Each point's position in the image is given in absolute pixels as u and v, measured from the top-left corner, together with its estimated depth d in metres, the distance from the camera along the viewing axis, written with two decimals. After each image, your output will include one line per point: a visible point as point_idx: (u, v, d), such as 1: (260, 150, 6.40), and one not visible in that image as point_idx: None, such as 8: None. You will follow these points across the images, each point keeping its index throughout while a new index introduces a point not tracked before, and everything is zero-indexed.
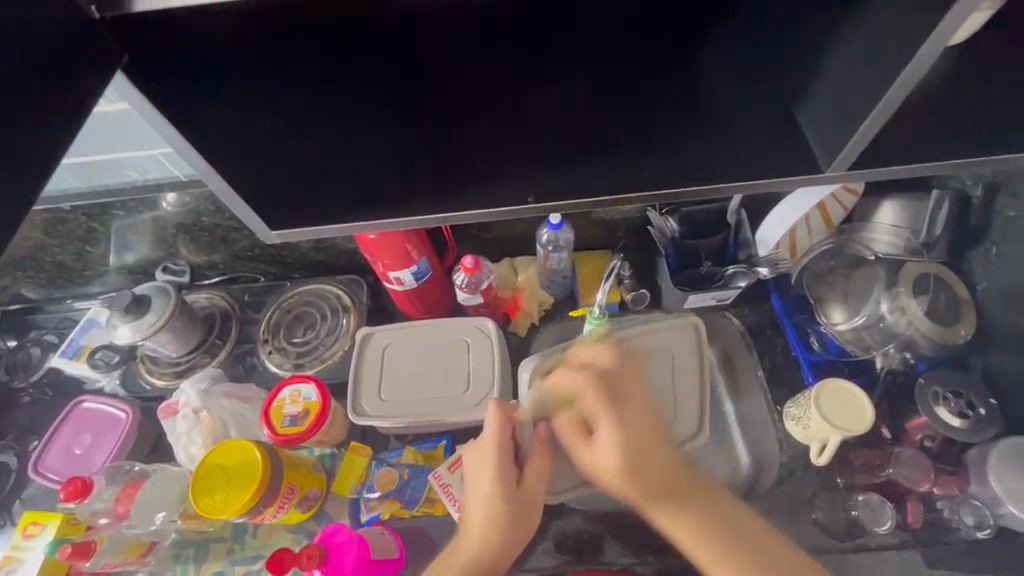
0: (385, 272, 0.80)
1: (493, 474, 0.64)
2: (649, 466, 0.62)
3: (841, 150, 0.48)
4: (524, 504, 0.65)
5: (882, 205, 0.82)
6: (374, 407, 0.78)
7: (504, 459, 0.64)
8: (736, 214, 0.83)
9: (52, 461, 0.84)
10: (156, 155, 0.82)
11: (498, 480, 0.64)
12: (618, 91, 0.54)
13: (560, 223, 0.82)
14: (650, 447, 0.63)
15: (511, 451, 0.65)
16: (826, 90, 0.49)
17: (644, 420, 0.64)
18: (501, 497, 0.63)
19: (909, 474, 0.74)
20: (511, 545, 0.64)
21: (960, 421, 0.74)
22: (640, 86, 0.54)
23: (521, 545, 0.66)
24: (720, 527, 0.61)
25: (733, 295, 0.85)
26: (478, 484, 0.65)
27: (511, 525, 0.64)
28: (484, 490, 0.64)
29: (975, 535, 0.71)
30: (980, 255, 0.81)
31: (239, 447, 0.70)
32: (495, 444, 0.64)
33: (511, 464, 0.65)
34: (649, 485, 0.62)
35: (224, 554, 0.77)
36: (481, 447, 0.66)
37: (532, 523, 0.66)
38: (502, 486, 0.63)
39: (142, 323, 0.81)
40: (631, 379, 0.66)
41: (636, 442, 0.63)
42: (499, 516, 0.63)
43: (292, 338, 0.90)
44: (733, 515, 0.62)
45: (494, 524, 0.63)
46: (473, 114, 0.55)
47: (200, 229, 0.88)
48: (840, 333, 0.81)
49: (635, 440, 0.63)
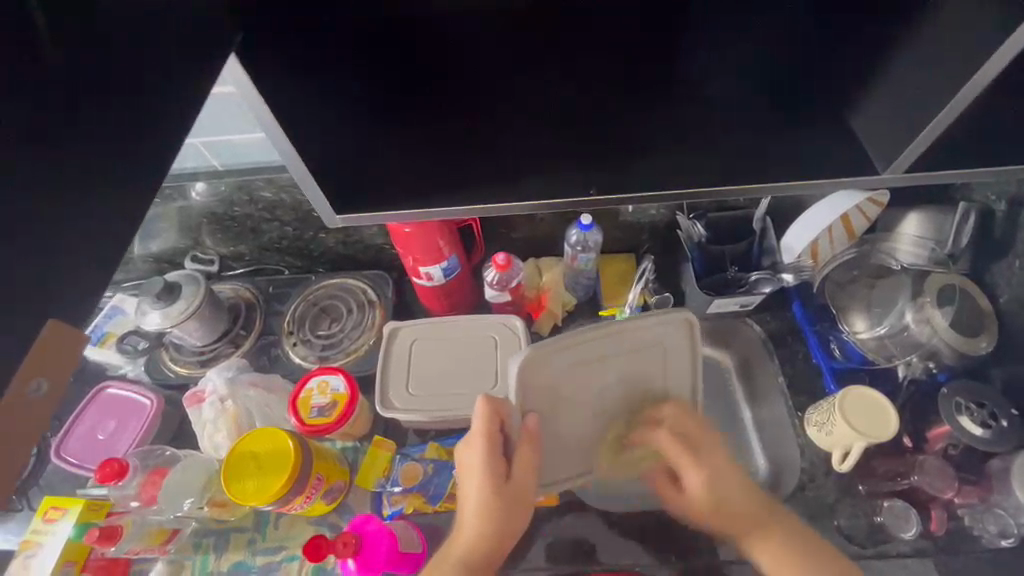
0: (415, 266, 0.81)
1: (482, 465, 0.63)
2: (723, 505, 0.68)
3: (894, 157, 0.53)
4: (515, 496, 0.64)
5: (907, 216, 0.84)
6: (402, 400, 0.79)
7: (493, 453, 0.63)
8: (761, 222, 0.84)
9: (74, 446, 0.84)
10: (194, 145, 0.83)
11: (488, 480, 0.63)
12: (646, 92, 0.54)
13: (590, 224, 0.82)
14: (726, 492, 0.68)
15: (499, 444, 0.63)
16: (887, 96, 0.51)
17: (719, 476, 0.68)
18: (491, 490, 0.63)
19: (932, 481, 0.75)
20: (504, 537, 0.65)
21: (983, 430, 0.74)
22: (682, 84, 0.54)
23: (513, 538, 0.66)
24: (792, 539, 0.65)
25: (757, 301, 0.86)
26: (470, 478, 0.65)
27: (503, 518, 0.64)
28: (477, 481, 0.64)
29: (998, 543, 0.71)
30: (1003, 268, 0.81)
31: (270, 435, 0.71)
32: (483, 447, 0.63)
33: (499, 454, 0.64)
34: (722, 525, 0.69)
35: (244, 545, 0.77)
36: (471, 441, 0.65)
37: (523, 514, 0.66)
38: (492, 481, 0.63)
39: (172, 310, 0.81)
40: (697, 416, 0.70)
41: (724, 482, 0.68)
42: (491, 512, 0.63)
43: (317, 331, 0.90)
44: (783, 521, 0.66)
45: (487, 516, 0.63)
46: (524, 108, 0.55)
47: (230, 219, 0.89)
48: (863, 341, 0.82)
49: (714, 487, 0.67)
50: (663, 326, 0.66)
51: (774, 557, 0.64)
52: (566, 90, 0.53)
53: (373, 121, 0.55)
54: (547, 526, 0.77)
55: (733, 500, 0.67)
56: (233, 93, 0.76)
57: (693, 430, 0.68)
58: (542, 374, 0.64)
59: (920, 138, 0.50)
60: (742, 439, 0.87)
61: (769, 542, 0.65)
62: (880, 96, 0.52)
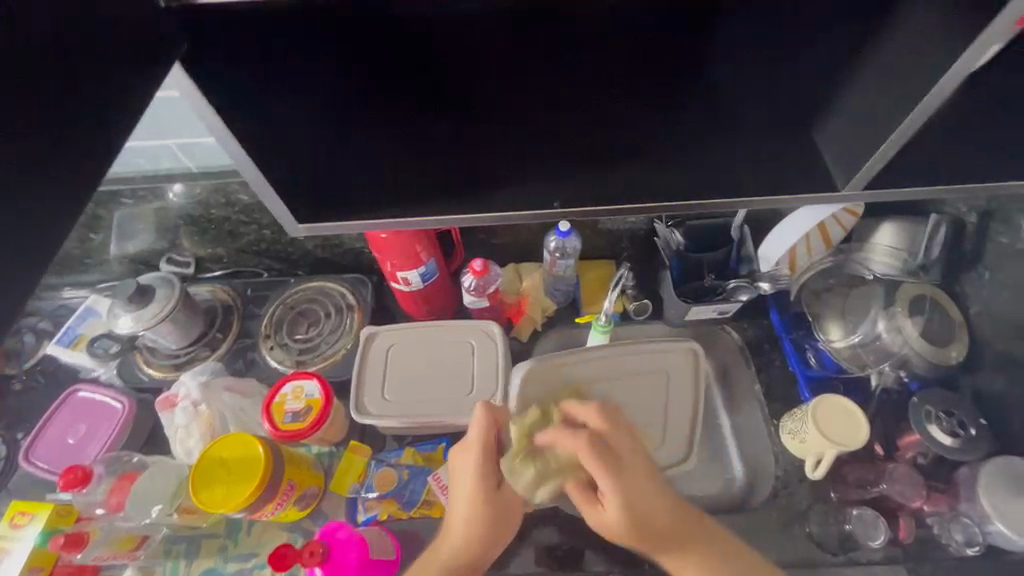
0: (393, 271, 0.81)
1: (476, 473, 0.63)
2: (644, 515, 0.60)
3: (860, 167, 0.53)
4: (506, 504, 0.64)
5: (882, 226, 0.85)
6: (377, 405, 0.78)
7: (487, 459, 0.64)
8: (738, 231, 0.85)
9: (43, 449, 0.83)
10: (169, 146, 0.82)
11: (482, 484, 0.63)
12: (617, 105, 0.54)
13: (568, 231, 0.82)
14: (650, 498, 0.60)
15: (495, 454, 0.65)
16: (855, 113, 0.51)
17: (642, 481, 0.60)
18: (481, 497, 0.63)
19: (902, 490, 0.76)
20: (492, 543, 0.65)
21: (952, 439, 0.76)
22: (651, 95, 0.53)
23: (503, 544, 0.66)
24: (722, 563, 0.62)
25: (734, 309, 0.87)
26: (460, 483, 0.65)
27: (495, 523, 0.64)
28: (467, 491, 0.64)
29: (964, 552, 0.72)
30: (972, 278, 0.83)
31: (240, 441, 0.70)
32: (482, 454, 0.64)
33: (493, 461, 0.64)
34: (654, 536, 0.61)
35: (216, 551, 0.76)
36: (465, 447, 0.65)
37: (515, 521, 0.66)
38: (482, 487, 0.63)
39: (146, 312, 0.80)
40: (619, 432, 0.61)
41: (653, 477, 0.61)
42: (483, 520, 0.63)
43: (295, 335, 0.89)
44: (715, 540, 0.64)
45: (479, 521, 0.63)
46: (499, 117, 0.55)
47: (207, 221, 0.88)
48: (837, 350, 0.83)
49: (632, 495, 0.59)
50: (666, 353, 0.81)
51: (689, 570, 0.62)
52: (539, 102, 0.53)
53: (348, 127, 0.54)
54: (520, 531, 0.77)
55: (661, 522, 0.61)
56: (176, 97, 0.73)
57: (615, 443, 0.60)
58: (552, 383, 0.78)
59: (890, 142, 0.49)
60: (720, 449, 0.85)
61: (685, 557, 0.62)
62: (846, 113, 0.53)
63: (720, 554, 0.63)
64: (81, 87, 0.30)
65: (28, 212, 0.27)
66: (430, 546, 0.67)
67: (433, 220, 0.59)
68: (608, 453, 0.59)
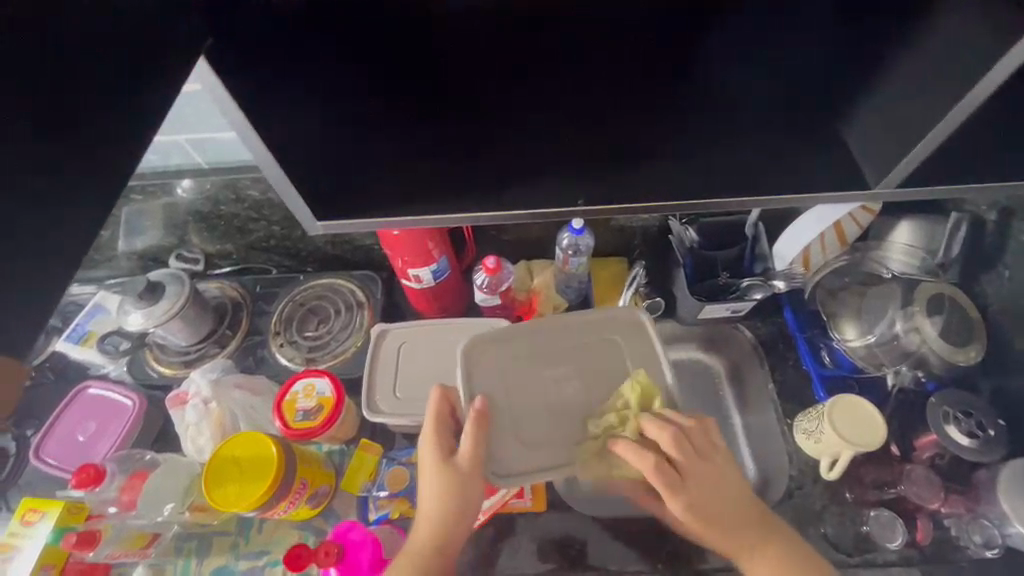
0: (404, 268, 0.80)
1: (431, 452, 0.63)
2: (714, 514, 0.60)
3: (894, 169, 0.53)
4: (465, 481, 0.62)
5: (899, 225, 0.84)
6: (389, 404, 0.78)
7: (441, 437, 0.63)
8: (753, 228, 0.84)
9: (53, 446, 0.83)
10: (179, 141, 0.81)
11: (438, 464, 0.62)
12: (639, 100, 0.53)
13: (582, 228, 0.81)
14: (722, 496, 0.60)
15: (450, 431, 0.64)
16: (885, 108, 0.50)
17: (716, 481, 0.60)
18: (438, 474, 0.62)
19: (919, 491, 0.75)
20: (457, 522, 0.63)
21: (970, 440, 0.74)
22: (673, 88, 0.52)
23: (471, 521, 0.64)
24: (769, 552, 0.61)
25: (747, 308, 0.85)
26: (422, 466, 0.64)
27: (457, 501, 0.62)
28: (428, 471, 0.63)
29: (982, 554, 0.71)
30: (992, 278, 0.82)
31: (251, 441, 0.70)
32: (432, 429, 0.63)
33: (449, 439, 0.63)
34: (728, 533, 0.61)
35: (228, 549, 0.76)
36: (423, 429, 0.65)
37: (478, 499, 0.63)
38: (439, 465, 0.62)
39: (155, 309, 0.79)
40: (694, 451, 0.59)
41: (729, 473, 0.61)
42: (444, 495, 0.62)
43: (304, 332, 0.89)
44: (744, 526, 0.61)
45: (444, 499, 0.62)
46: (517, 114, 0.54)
47: (217, 218, 0.87)
48: (853, 349, 0.82)
49: (700, 508, 0.60)
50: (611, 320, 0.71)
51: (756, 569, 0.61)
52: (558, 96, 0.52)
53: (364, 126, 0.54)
54: (532, 528, 0.77)
55: (728, 527, 0.61)
56: (199, 90, 0.74)
57: (683, 461, 0.59)
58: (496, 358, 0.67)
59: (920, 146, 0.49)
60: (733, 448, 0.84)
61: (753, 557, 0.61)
62: (873, 107, 0.52)
63: (777, 543, 0.61)
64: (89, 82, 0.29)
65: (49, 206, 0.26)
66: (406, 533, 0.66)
67: (445, 216, 0.58)
68: (670, 469, 0.59)
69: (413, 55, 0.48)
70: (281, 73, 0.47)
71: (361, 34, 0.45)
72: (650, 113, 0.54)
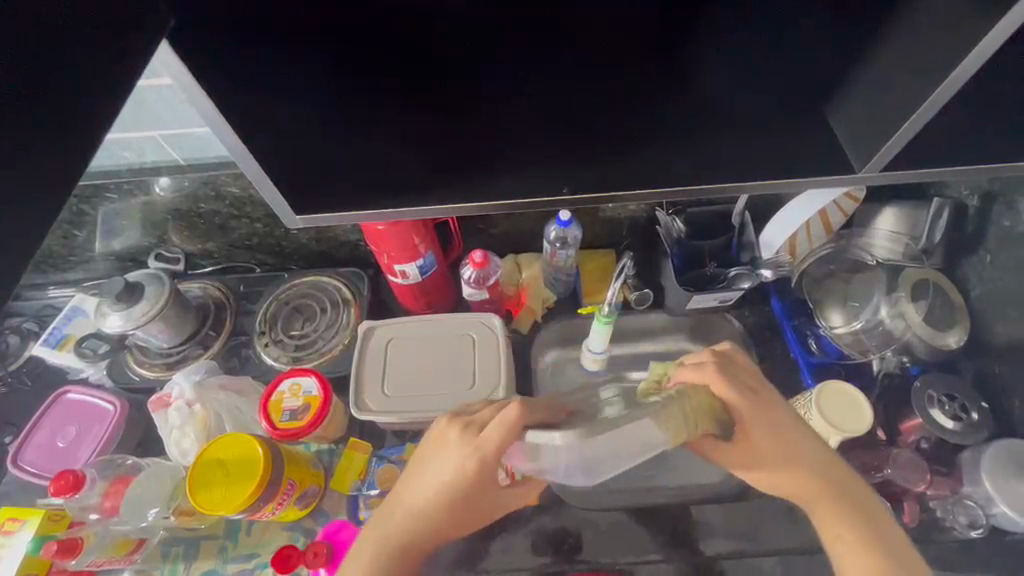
0: (390, 264, 0.79)
1: (446, 458, 0.62)
2: (793, 446, 0.62)
3: (879, 149, 0.51)
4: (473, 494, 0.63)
5: (882, 212, 0.84)
6: (378, 402, 0.77)
7: (458, 438, 0.63)
8: (740, 216, 0.83)
9: (33, 454, 0.81)
10: (155, 138, 0.79)
11: (454, 473, 0.61)
12: (631, 92, 0.53)
13: (569, 220, 0.80)
14: (793, 429, 0.63)
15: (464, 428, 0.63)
16: (868, 95, 0.51)
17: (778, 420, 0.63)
18: (453, 483, 0.62)
19: (905, 475, 0.75)
20: (459, 522, 0.65)
21: (954, 423, 0.76)
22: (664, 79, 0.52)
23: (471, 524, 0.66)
24: (837, 507, 0.60)
25: (734, 298, 0.85)
26: (435, 472, 0.63)
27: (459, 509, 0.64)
28: (439, 479, 0.62)
29: (968, 534, 0.72)
30: (974, 262, 0.83)
31: (239, 441, 0.69)
32: (448, 433, 0.63)
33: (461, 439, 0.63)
34: (805, 475, 0.61)
35: (216, 552, 0.75)
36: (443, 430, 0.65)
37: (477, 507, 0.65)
38: (457, 473, 0.61)
39: (134, 311, 0.77)
40: (744, 371, 0.65)
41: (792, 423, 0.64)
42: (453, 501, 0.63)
43: (290, 331, 0.87)
44: (811, 470, 0.62)
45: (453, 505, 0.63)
46: (513, 110, 0.54)
47: (196, 216, 0.85)
48: (839, 336, 0.82)
49: (778, 436, 0.62)
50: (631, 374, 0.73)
51: (842, 531, 0.59)
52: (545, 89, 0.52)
53: (359, 123, 0.54)
54: (523, 521, 0.76)
55: (805, 472, 0.61)
56: (172, 83, 0.71)
57: (749, 382, 0.64)
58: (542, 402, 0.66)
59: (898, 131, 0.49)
60: None
61: (835, 514, 0.60)
62: (855, 93, 0.52)
63: (846, 506, 0.60)
64: (86, 74, 0.28)
65: (32, 197, 0.26)
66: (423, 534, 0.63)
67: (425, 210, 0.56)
68: (743, 389, 0.62)
69: (416, 54, 0.48)
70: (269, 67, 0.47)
71: (364, 36, 0.46)
72: (649, 108, 0.54)
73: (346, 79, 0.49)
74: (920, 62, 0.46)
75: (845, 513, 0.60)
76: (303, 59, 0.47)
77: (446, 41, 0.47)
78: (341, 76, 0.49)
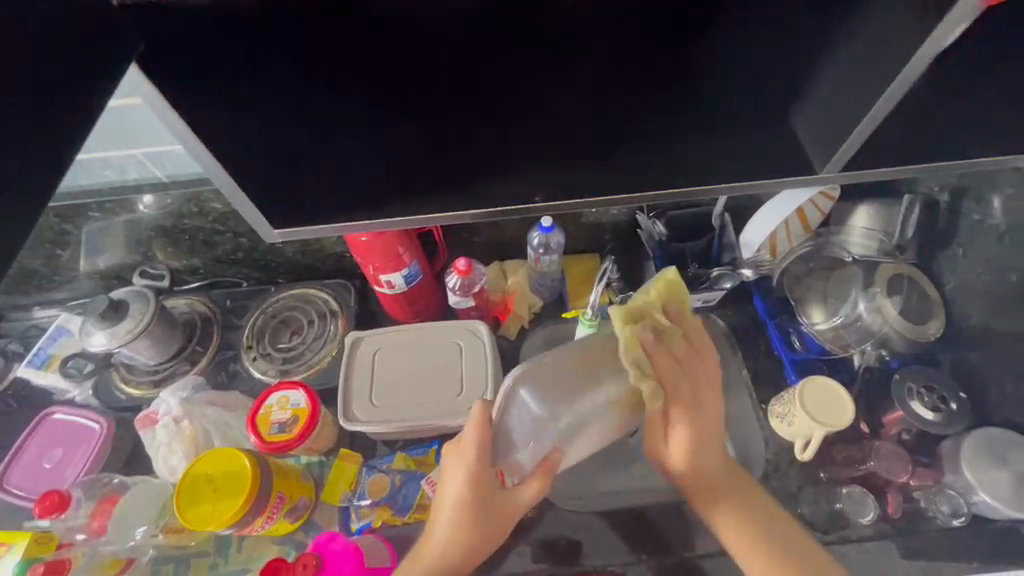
0: (376, 275, 0.79)
1: (456, 472, 0.64)
2: (710, 449, 0.67)
3: (839, 148, 0.54)
4: (489, 504, 0.64)
5: (857, 210, 0.86)
6: (366, 411, 0.77)
7: (460, 453, 0.64)
8: (720, 218, 0.85)
9: (19, 477, 0.80)
10: (136, 155, 0.79)
11: (464, 485, 0.63)
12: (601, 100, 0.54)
13: (551, 227, 0.81)
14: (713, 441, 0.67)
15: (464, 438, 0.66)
16: (829, 101, 0.53)
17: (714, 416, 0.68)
18: (465, 495, 0.63)
19: (888, 466, 0.77)
20: (484, 539, 0.64)
21: (934, 414, 0.78)
22: (645, 97, 0.54)
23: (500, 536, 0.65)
24: (747, 514, 0.65)
25: (717, 297, 0.88)
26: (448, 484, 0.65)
27: (479, 522, 0.63)
28: (452, 491, 0.63)
29: (950, 523, 0.74)
30: (947, 256, 0.85)
31: (226, 456, 0.69)
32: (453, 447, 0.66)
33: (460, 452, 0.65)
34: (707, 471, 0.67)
35: (206, 569, 0.74)
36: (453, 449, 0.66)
37: (502, 517, 0.64)
38: (471, 485, 0.63)
39: (119, 330, 0.77)
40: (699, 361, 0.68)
41: (705, 438, 0.66)
42: (468, 516, 0.63)
43: (278, 344, 0.87)
44: (736, 479, 0.67)
45: (468, 519, 0.63)
46: (486, 122, 0.55)
47: (180, 232, 0.85)
48: (821, 332, 0.84)
49: (699, 441, 0.66)
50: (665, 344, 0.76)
51: (742, 537, 0.64)
52: (516, 101, 0.53)
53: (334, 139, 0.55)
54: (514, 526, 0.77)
55: (710, 472, 0.66)
56: None
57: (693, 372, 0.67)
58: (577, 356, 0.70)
59: (855, 134, 0.51)
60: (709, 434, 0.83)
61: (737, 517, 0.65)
62: (818, 99, 0.54)
63: (751, 517, 0.65)
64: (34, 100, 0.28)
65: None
66: (440, 551, 0.63)
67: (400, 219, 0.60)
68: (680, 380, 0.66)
69: (384, 71, 0.49)
70: (237, 88, 0.47)
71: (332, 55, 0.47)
72: (631, 112, 0.55)
73: (317, 96, 0.50)
74: (867, 67, 0.47)
75: (761, 525, 0.64)
76: (271, 78, 0.47)
77: (414, 57, 0.48)
78: (311, 96, 0.50)
